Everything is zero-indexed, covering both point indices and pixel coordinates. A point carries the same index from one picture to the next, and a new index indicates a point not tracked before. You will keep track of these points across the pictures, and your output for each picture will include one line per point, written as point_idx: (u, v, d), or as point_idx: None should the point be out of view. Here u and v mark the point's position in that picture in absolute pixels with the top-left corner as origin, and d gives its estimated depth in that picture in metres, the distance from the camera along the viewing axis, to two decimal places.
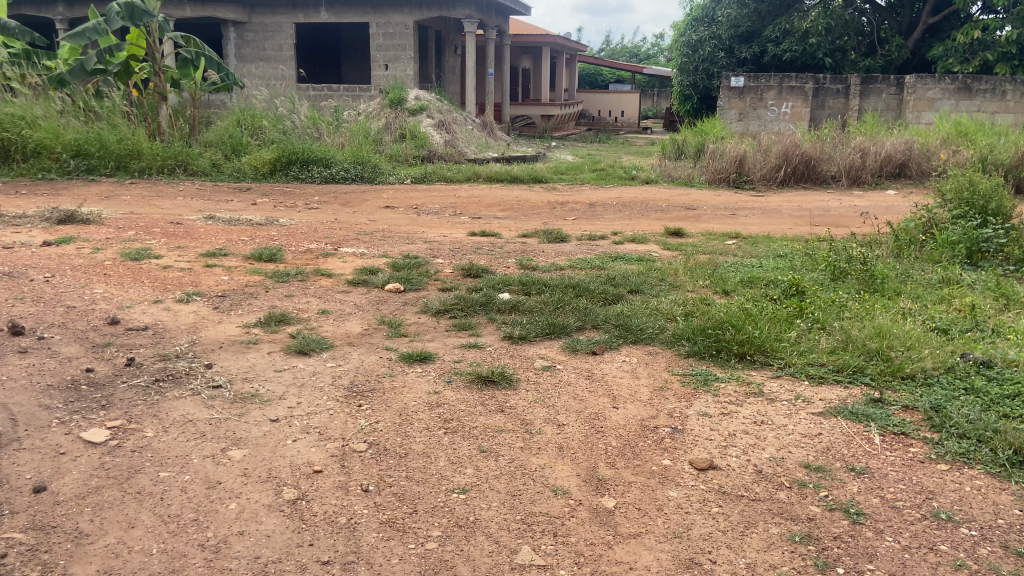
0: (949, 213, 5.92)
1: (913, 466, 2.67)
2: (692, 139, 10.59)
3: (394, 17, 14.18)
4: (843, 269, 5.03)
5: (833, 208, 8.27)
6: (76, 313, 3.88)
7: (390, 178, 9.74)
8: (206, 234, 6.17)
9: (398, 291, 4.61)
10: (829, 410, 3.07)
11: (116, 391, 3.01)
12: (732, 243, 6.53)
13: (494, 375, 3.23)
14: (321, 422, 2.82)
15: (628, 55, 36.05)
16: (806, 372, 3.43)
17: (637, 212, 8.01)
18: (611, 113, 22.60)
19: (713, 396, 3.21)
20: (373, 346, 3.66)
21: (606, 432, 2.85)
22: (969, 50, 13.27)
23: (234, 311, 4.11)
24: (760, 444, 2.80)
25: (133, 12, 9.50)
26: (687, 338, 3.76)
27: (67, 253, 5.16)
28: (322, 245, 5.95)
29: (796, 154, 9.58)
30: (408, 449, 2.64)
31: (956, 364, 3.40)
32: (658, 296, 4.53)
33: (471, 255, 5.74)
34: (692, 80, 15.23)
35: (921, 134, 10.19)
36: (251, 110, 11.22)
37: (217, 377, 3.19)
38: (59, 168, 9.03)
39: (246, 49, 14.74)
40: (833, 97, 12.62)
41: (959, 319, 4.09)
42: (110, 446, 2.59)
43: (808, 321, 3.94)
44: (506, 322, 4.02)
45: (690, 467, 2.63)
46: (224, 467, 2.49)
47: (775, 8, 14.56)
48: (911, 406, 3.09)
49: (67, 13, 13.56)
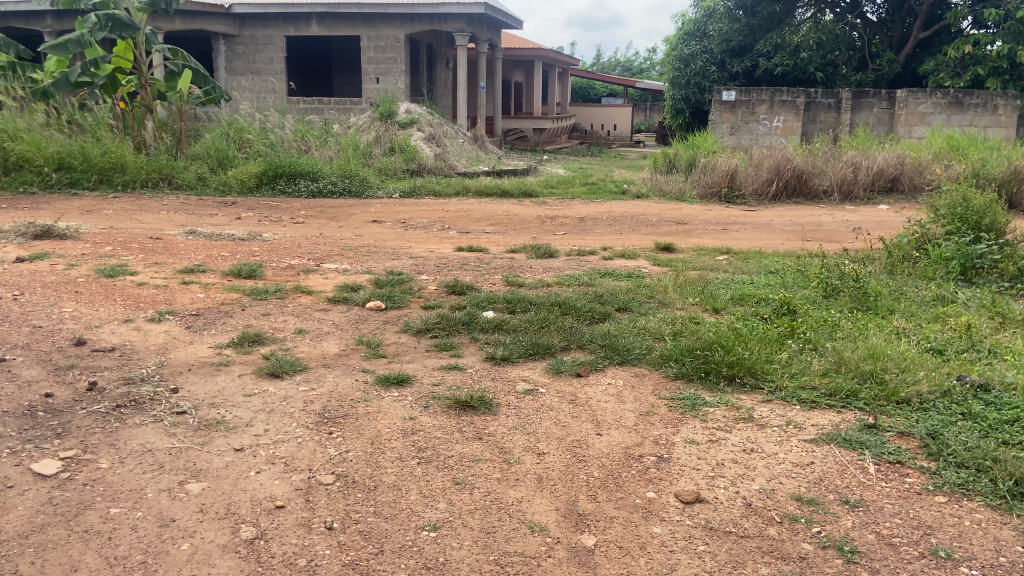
0: (942, 228, 5.84)
1: (910, 497, 2.54)
2: (684, 153, 10.51)
3: (386, 30, 14.12)
4: (835, 287, 4.92)
5: (825, 223, 8.19)
6: (42, 333, 3.73)
7: (378, 192, 9.59)
8: (185, 249, 6.02)
9: (379, 309, 4.48)
10: (821, 436, 2.94)
11: (74, 418, 2.86)
12: (723, 258, 6.42)
13: (473, 399, 3.09)
14: (288, 452, 2.67)
15: (620, 69, 36.22)
16: (798, 396, 3.30)
17: (627, 226, 7.91)
18: (604, 126, 22.64)
19: (701, 422, 3.07)
20: (349, 368, 3.52)
21: (589, 462, 2.72)
22: (960, 65, 13.29)
23: (208, 331, 3.96)
24: (749, 474, 2.68)
25: (117, 25, 9.30)
26: (675, 358, 3.63)
27: (40, 270, 5.01)
28: (304, 261, 5.82)
29: (789, 168, 9.51)
30: (378, 481, 2.51)
31: (953, 387, 3.28)
32: (646, 314, 4.42)
33: (456, 271, 5.61)
34: (684, 93, 15.25)
35: (913, 149, 10.12)
36: (238, 123, 11.10)
37: (182, 402, 3.04)
38: (41, 181, 8.87)
39: (236, 61, 14.65)
40: (824, 111, 12.60)
41: (954, 339, 3.97)
42: (61, 478, 2.44)
43: (800, 341, 3.82)
44: (488, 342, 3.88)
45: (676, 500, 2.50)
46: (179, 503, 2.34)
47: (766, 22, 14.49)
48: (906, 432, 2.97)
49: (56, 26, 13.46)
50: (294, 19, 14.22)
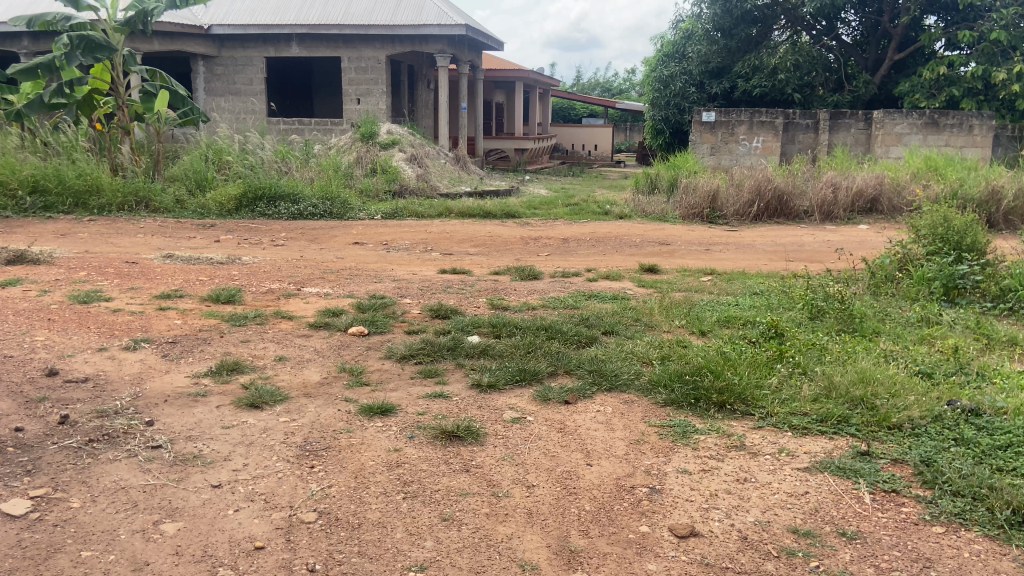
0: (923, 249, 5.88)
1: (907, 528, 2.50)
2: (665, 173, 10.56)
3: (367, 51, 14.12)
4: (820, 308, 4.91)
5: (807, 243, 8.22)
6: (13, 363, 3.60)
7: (360, 214, 9.50)
8: (162, 274, 5.90)
9: (362, 334, 4.39)
10: (815, 465, 2.90)
11: (45, 454, 2.74)
12: (708, 280, 6.40)
13: (460, 430, 3.02)
14: (268, 488, 2.57)
15: (599, 90, 36.57)
16: (789, 422, 3.26)
17: (610, 247, 7.88)
18: (585, 146, 22.77)
19: (693, 450, 3.02)
20: (332, 398, 3.42)
21: (580, 494, 2.65)
22: (935, 86, 13.52)
23: (185, 359, 3.85)
24: (744, 505, 2.62)
25: (91, 46, 9.16)
26: (664, 384, 3.58)
27: (12, 296, 4.86)
28: (285, 285, 5.72)
29: (769, 189, 9.57)
30: (362, 519, 2.41)
31: (943, 412, 3.25)
32: (633, 338, 4.37)
33: (440, 294, 5.54)
34: (664, 114, 15.41)
35: (891, 169, 10.24)
36: (217, 144, 11.02)
37: (158, 435, 2.93)
38: (15, 205, 8.68)
39: (215, 83, 14.56)
40: (803, 132, 12.75)
41: (942, 362, 3.96)
42: (30, 520, 2.32)
43: (789, 365, 3.78)
44: (474, 368, 3.81)
45: (670, 534, 2.44)
46: (154, 545, 2.23)
47: (744, 44, 14.62)
48: (899, 460, 2.94)
49: (32, 47, 13.31)
50: (274, 40, 14.18)
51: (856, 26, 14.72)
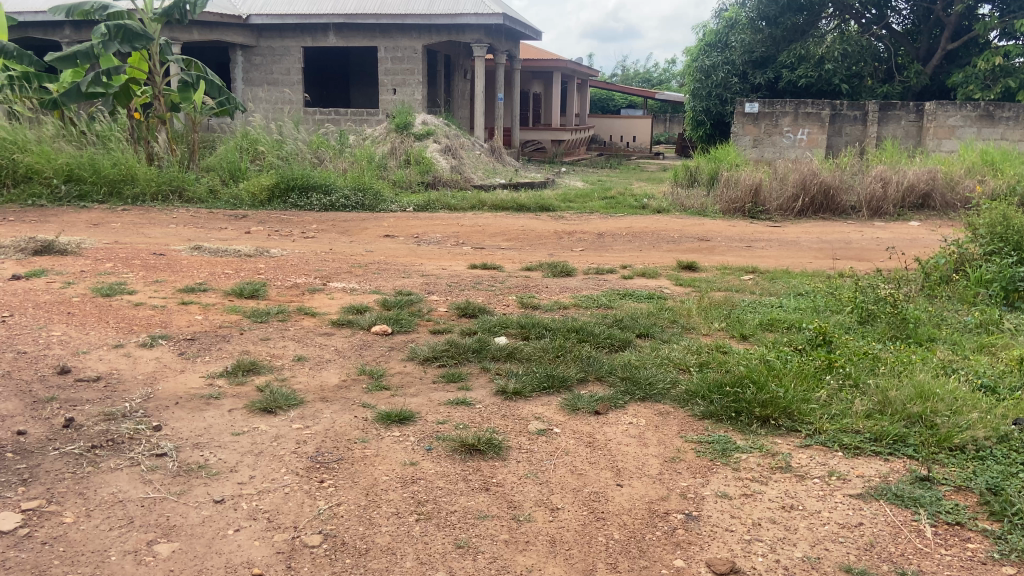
0: (981, 248, 5.49)
1: (974, 569, 2.24)
2: (705, 166, 10.20)
3: (403, 41, 13.96)
4: (871, 312, 4.57)
5: (855, 241, 7.81)
6: (25, 360, 3.50)
7: (392, 206, 9.33)
8: (187, 266, 5.80)
9: (385, 333, 4.21)
10: (870, 491, 2.64)
11: (44, 461, 2.61)
12: (749, 279, 6.10)
13: (480, 443, 2.81)
14: (273, 504, 2.41)
15: (640, 81, 36.06)
16: (839, 441, 2.99)
17: (647, 243, 7.60)
18: (623, 138, 22.41)
19: (734, 472, 2.77)
20: (349, 403, 3.24)
21: (608, 520, 2.43)
22: (991, 77, 12.88)
23: (201, 358, 3.71)
24: (790, 538, 2.38)
25: (128, 36, 9.14)
26: (701, 395, 3.33)
27: (35, 288, 4.81)
28: (310, 279, 5.58)
29: (815, 183, 9.18)
30: (370, 544, 2.23)
31: (1011, 432, 2.95)
32: (669, 342, 4.11)
33: (469, 291, 5.33)
34: (705, 105, 14.97)
35: (944, 163, 9.76)
36: (252, 134, 10.97)
37: (163, 442, 2.79)
38: (50, 194, 8.75)
39: (253, 72, 14.54)
40: (850, 124, 12.24)
41: (1007, 375, 3.62)
42: (18, 536, 2.19)
43: (839, 377, 3.48)
44: (499, 372, 3.60)
45: (707, 570, 2.21)
46: (145, 569, 2.09)
47: (790, 33, 14.13)
48: (963, 487, 2.66)
49: (73, 36, 13.48)
50: (311, 29, 14.11)
51: (908, 14, 14.11)
